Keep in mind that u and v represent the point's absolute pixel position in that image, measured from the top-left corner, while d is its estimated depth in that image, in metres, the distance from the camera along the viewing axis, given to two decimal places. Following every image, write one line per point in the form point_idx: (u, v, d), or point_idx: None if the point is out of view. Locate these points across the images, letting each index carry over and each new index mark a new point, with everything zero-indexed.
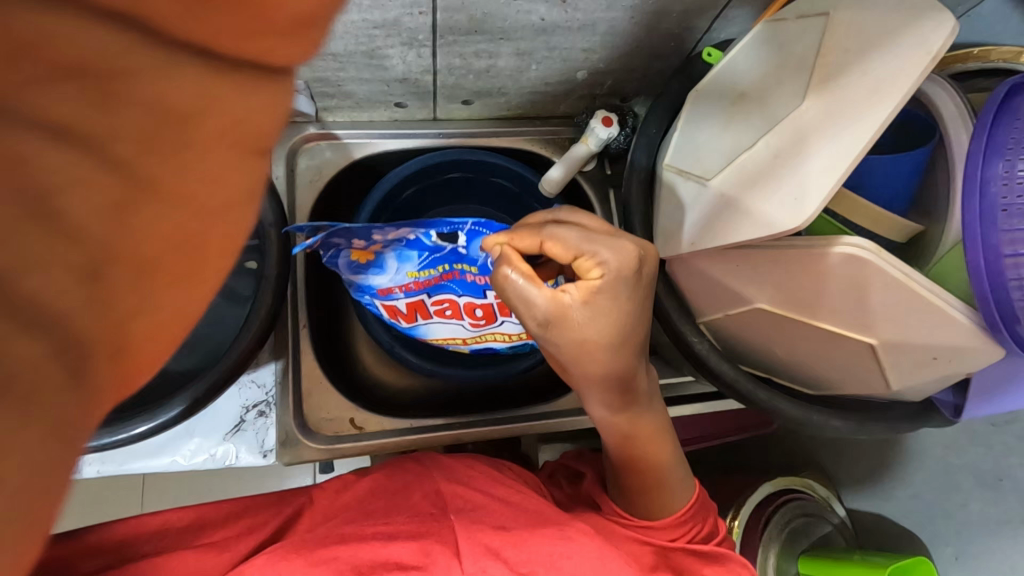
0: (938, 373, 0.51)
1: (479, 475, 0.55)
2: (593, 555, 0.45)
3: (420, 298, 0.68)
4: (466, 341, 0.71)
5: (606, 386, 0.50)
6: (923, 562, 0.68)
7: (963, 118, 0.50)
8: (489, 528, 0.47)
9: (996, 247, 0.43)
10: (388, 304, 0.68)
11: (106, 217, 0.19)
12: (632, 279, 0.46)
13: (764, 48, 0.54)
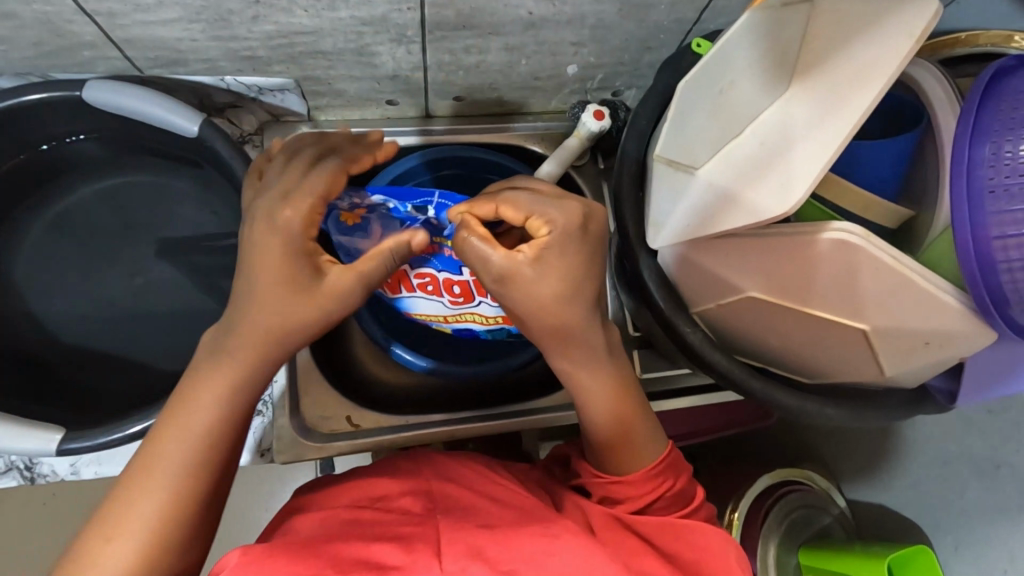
0: (928, 358, 0.51)
1: (470, 474, 0.55)
2: (577, 552, 0.45)
3: (403, 268, 0.65)
4: (447, 318, 0.69)
5: (569, 341, 0.51)
6: (923, 551, 0.68)
7: (951, 101, 0.50)
8: (473, 527, 0.47)
9: (985, 229, 0.43)
10: (372, 271, 0.64)
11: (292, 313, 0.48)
12: (580, 234, 0.48)
13: (755, 33, 0.51)
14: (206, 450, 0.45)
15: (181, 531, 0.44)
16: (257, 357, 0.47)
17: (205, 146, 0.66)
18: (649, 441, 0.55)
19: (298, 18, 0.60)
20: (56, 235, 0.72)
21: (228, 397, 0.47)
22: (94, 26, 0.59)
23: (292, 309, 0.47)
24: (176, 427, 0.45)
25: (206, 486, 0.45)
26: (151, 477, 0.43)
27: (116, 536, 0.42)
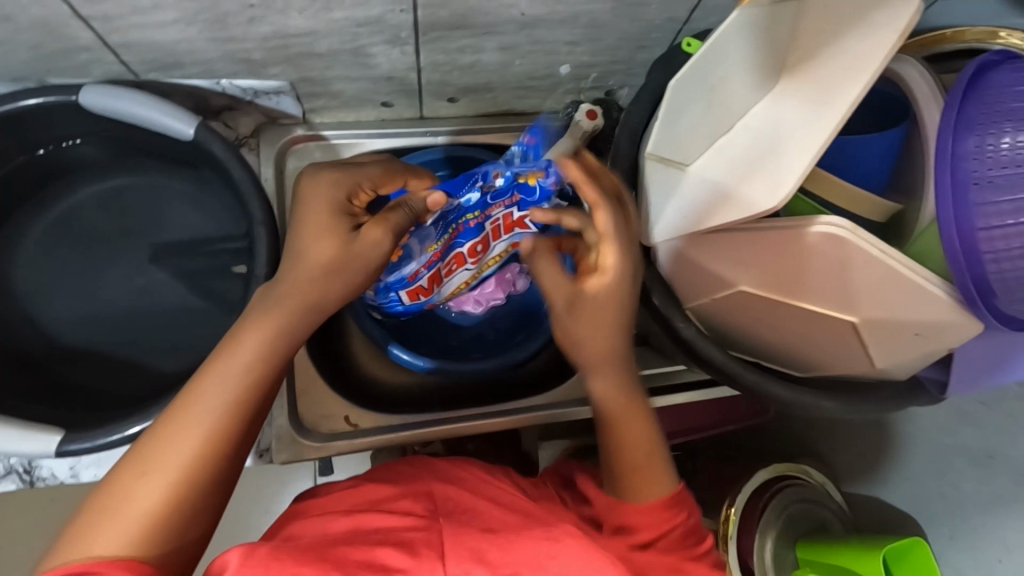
0: (919, 348, 0.52)
1: (469, 476, 0.56)
2: (578, 556, 0.44)
3: (438, 268, 0.67)
4: (469, 282, 0.68)
5: (610, 363, 0.54)
6: (918, 543, 0.69)
7: (935, 96, 0.52)
8: (476, 532, 0.47)
9: (970, 221, 0.44)
10: (413, 286, 0.67)
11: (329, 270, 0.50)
12: (632, 282, 0.52)
13: (750, 33, 0.51)
14: (249, 395, 0.45)
15: (208, 483, 0.42)
16: (302, 304, 0.49)
17: (202, 148, 0.67)
18: (669, 471, 0.55)
19: (294, 19, 0.61)
20: (55, 238, 0.73)
21: (267, 351, 0.47)
22: (91, 30, 0.60)
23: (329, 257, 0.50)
24: (217, 371, 0.45)
25: (237, 439, 0.44)
26: (188, 419, 0.43)
27: (147, 473, 0.41)
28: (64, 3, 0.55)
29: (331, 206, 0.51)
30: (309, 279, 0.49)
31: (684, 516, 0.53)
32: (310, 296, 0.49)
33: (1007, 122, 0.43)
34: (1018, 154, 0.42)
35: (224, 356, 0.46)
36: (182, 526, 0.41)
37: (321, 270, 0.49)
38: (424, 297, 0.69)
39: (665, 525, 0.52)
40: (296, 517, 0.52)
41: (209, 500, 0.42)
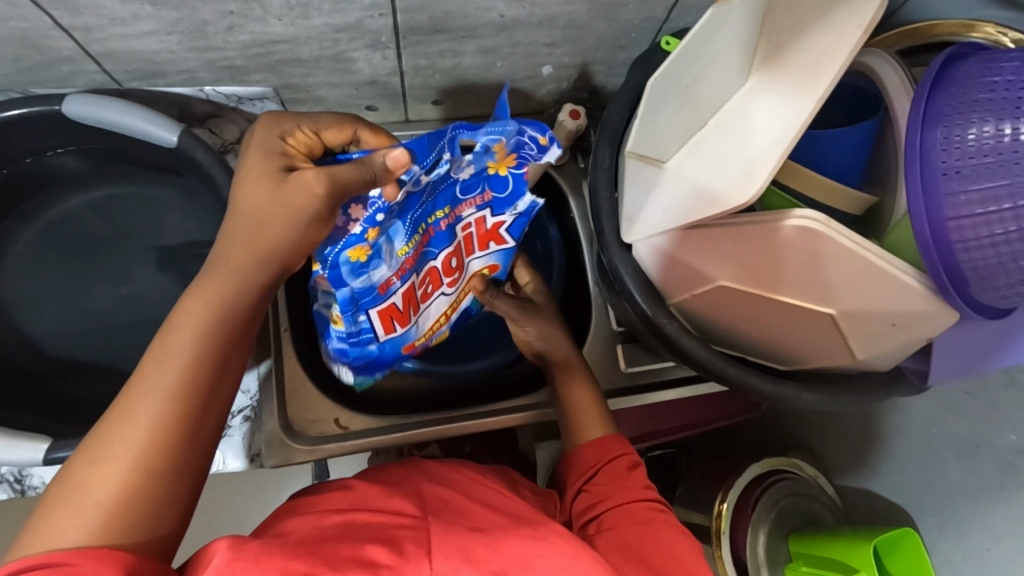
0: (897, 339, 0.53)
1: (462, 478, 0.57)
2: (564, 556, 0.46)
3: (411, 282, 0.65)
4: (451, 308, 0.71)
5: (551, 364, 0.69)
6: (909, 533, 0.69)
7: (906, 87, 0.52)
8: (464, 531, 0.47)
9: (940, 211, 0.44)
10: (386, 303, 0.64)
11: (264, 215, 0.49)
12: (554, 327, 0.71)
13: (732, 27, 0.52)
14: (198, 367, 0.43)
15: (169, 468, 0.40)
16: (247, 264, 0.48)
17: (186, 155, 0.67)
18: (611, 425, 0.63)
19: (273, 27, 0.61)
20: (43, 248, 0.73)
21: (216, 323, 0.45)
22: (71, 40, 0.60)
23: (265, 203, 0.49)
24: (163, 352, 0.43)
25: (193, 418, 0.42)
26: (135, 403, 0.41)
27: (100, 462, 0.39)
28: (44, 14, 0.55)
29: (266, 153, 0.51)
30: (250, 230, 0.49)
31: (628, 450, 0.60)
32: (252, 253, 0.48)
33: (973, 113, 0.43)
34: (986, 144, 0.42)
35: (170, 337, 0.43)
36: (144, 514, 0.39)
37: (262, 220, 0.49)
38: (400, 329, 0.67)
39: (607, 457, 0.59)
40: (287, 512, 0.52)
41: (176, 483, 0.40)
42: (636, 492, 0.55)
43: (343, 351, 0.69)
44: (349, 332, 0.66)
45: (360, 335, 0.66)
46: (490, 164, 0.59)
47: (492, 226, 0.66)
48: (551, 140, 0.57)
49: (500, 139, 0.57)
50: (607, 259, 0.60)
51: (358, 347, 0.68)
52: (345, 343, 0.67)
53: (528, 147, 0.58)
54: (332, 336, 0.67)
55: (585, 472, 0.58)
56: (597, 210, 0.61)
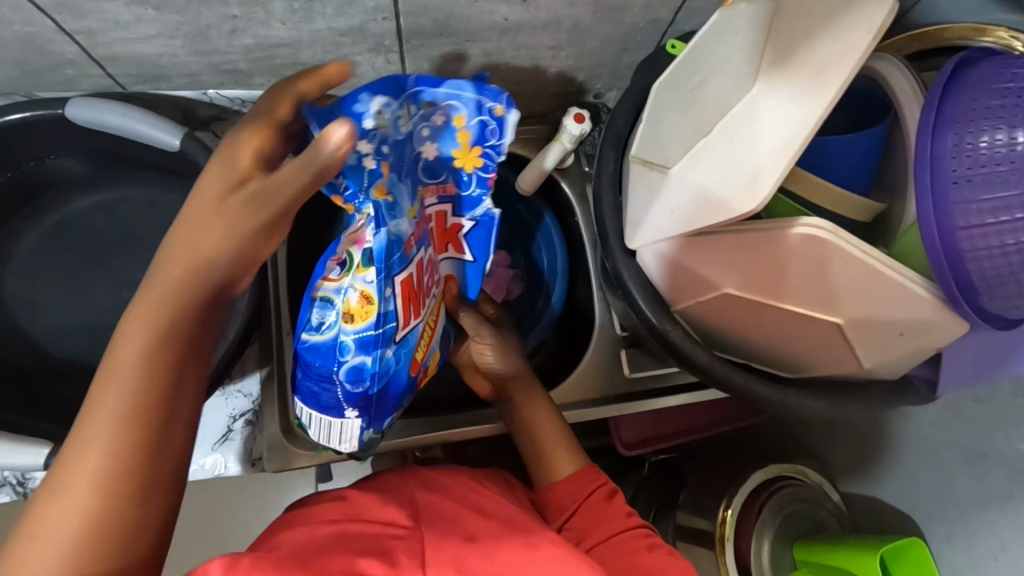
0: (904, 348, 0.52)
1: (456, 484, 0.56)
2: (556, 563, 0.45)
3: (416, 260, 0.53)
4: (435, 312, 0.61)
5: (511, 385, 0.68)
6: (915, 543, 0.69)
7: (916, 93, 0.51)
8: (456, 540, 0.47)
9: (951, 220, 0.43)
10: (406, 277, 0.52)
11: (216, 222, 0.38)
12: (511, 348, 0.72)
13: (733, 32, 0.53)
14: (148, 388, 0.37)
15: (143, 486, 0.36)
16: (198, 264, 0.38)
17: (188, 159, 0.67)
18: (580, 455, 0.62)
19: (276, 30, 0.61)
20: (47, 251, 0.73)
21: (168, 332, 0.38)
22: (75, 45, 0.60)
23: (222, 216, 0.38)
24: (123, 352, 0.37)
25: (154, 444, 0.36)
26: (96, 417, 0.36)
27: (59, 494, 0.34)
28: (47, 18, 0.55)
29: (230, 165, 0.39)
30: (201, 237, 0.38)
31: (604, 480, 0.59)
32: (199, 255, 0.38)
33: (985, 121, 0.42)
34: (999, 152, 0.42)
35: (129, 336, 0.37)
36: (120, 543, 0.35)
37: (213, 228, 0.38)
38: (416, 322, 0.55)
39: (585, 491, 0.58)
40: (284, 523, 0.52)
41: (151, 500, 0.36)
42: (618, 523, 0.55)
43: (353, 379, 0.52)
44: (372, 325, 0.50)
45: (381, 337, 0.51)
46: (454, 151, 0.54)
47: (452, 225, 0.61)
48: (508, 107, 0.51)
49: (457, 111, 0.51)
50: (610, 264, 0.59)
51: (375, 360, 0.51)
52: (353, 356, 0.51)
53: (488, 124, 0.52)
54: (337, 356, 0.51)
55: (564, 512, 0.57)
56: (601, 215, 0.60)
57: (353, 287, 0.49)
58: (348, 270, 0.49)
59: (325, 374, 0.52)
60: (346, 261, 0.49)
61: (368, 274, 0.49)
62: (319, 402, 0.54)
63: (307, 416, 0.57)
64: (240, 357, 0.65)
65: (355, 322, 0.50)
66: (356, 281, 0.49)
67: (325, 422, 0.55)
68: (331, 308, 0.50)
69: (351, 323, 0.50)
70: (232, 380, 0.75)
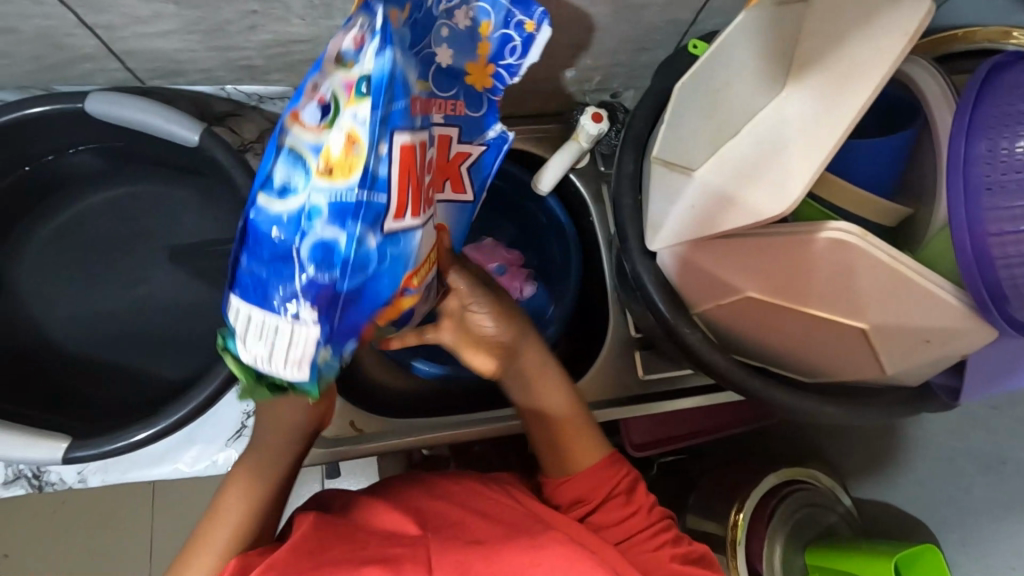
0: (928, 354, 0.51)
1: (459, 489, 0.55)
2: (561, 562, 0.44)
3: (407, 138, 0.38)
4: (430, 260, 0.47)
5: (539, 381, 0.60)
6: (930, 549, 0.67)
7: (946, 96, 0.51)
8: (463, 547, 0.47)
9: (983, 226, 0.43)
10: (405, 146, 0.37)
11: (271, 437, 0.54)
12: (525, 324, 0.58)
13: (760, 35, 0.53)
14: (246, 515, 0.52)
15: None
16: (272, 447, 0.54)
17: (206, 154, 0.66)
18: (603, 444, 0.60)
19: (295, 27, 0.61)
20: (63, 247, 0.74)
21: (262, 468, 0.54)
22: (95, 39, 0.60)
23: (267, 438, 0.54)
24: (243, 483, 0.53)
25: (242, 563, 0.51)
26: (215, 530, 0.51)
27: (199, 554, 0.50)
28: (67, 12, 0.55)
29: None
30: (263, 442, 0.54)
31: (625, 471, 0.58)
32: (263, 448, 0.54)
33: (1020, 126, 0.42)
34: None
35: (252, 471, 0.54)
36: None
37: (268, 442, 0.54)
38: (411, 223, 0.39)
39: (608, 486, 0.57)
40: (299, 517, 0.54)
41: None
42: (640, 520, 0.55)
43: (319, 261, 0.36)
44: (355, 187, 0.34)
45: (371, 212, 0.36)
46: (477, 54, 0.48)
47: (455, 155, 0.50)
48: (541, 22, 0.48)
49: (485, 14, 0.48)
50: (629, 265, 0.59)
51: (352, 242, 0.35)
52: (327, 232, 0.35)
53: (512, 40, 0.49)
54: (302, 223, 0.35)
55: (585, 504, 0.56)
56: (620, 217, 0.60)
57: (340, 125, 0.34)
58: (329, 107, 0.35)
59: (280, 259, 0.36)
60: (326, 95, 0.35)
61: (361, 110, 0.34)
62: (264, 299, 0.37)
63: (244, 317, 0.38)
64: None
65: (337, 179, 0.34)
66: (345, 115, 0.34)
67: (275, 325, 0.37)
68: (297, 155, 0.35)
69: (325, 180, 0.35)
70: None
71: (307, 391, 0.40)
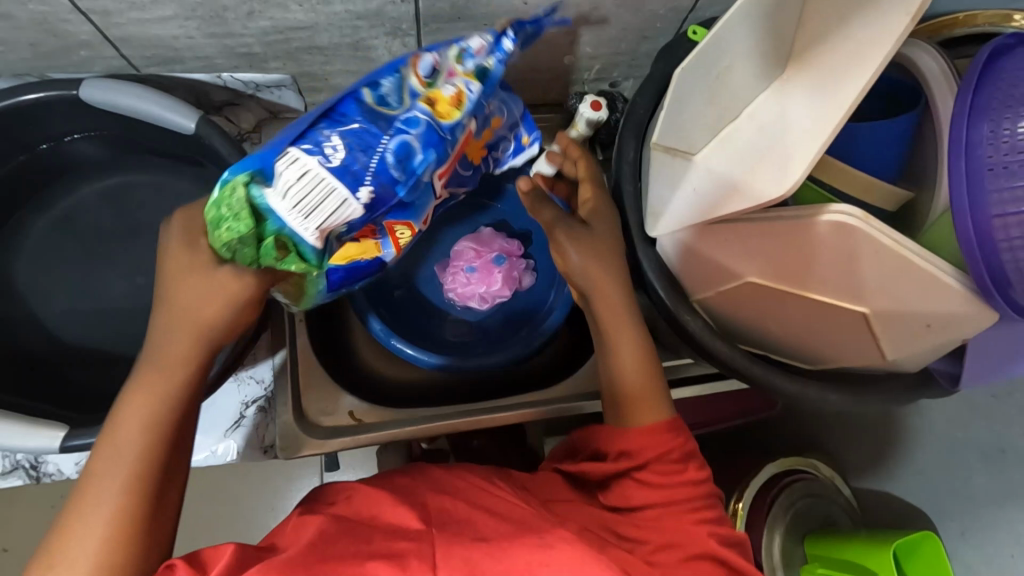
0: (929, 340, 0.51)
1: (466, 485, 0.55)
2: (570, 565, 0.44)
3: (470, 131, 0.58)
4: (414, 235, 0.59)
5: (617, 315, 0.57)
6: (930, 537, 0.67)
7: (948, 79, 0.51)
8: (468, 542, 0.47)
9: (985, 208, 0.43)
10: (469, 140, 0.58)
11: (181, 331, 0.47)
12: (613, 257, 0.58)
13: (757, 22, 0.49)
14: (155, 423, 0.45)
15: (142, 536, 0.43)
16: (187, 339, 0.47)
17: (203, 142, 0.66)
18: (665, 406, 0.55)
19: (293, 13, 0.60)
20: (59, 236, 0.73)
21: (172, 371, 0.47)
22: (90, 25, 0.59)
23: (177, 331, 0.47)
24: (142, 395, 0.45)
25: (157, 482, 0.44)
26: (114, 441, 0.44)
27: (98, 483, 0.43)
28: None
29: (191, 237, 0.48)
30: (172, 339, 0.47)
31: (684, 438, 0.54)
32: (173, 344, 0.47)
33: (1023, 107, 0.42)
34: None
35: (153, 383, 0.46)
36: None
37: (177, 336, 0.47)
38: (437, 185, 0.58)
39: (661, 450, 0.53)
40: (306, 512, 0.53)
41: (156, 556, 0.44)
42: (687, 490, 0.52)
43: (396, 156, 0.52)
44: (445, 129, 0.54)
45: (441, 151, 0.54)
46: (487, 129, 0.63)
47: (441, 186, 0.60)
48: (535, 139, 0.69)
49: (501, 116, 0.64)
50: (631, 252, 0.60)
51: (422, 163, 0.53)
52: (414, 141, 0.52)
53: (512, 141, 0.69)
54: (398, 125, 0.52)
55: (631, 461, 0.54)
56: (620, 204, 0.60)
57: (453, 83, 0.55)
58: (439, 76, 0.55)
59: (365, 141, 0.50)
60: (439, 67, 0.55)
61: (472, 86, 0.55)
62: (331, 159, 0.48)
63: (300, 167, 0.47)
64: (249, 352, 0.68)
65: (437, 113, 0.54)
66: (461, 81, 0.55)
67: (330, 187, 0.48)
68: (402, 85, 0.54)
69: (427, 108, 0.53)
70: (244, 366, 0.75)
71: (305, 256, 0.49)
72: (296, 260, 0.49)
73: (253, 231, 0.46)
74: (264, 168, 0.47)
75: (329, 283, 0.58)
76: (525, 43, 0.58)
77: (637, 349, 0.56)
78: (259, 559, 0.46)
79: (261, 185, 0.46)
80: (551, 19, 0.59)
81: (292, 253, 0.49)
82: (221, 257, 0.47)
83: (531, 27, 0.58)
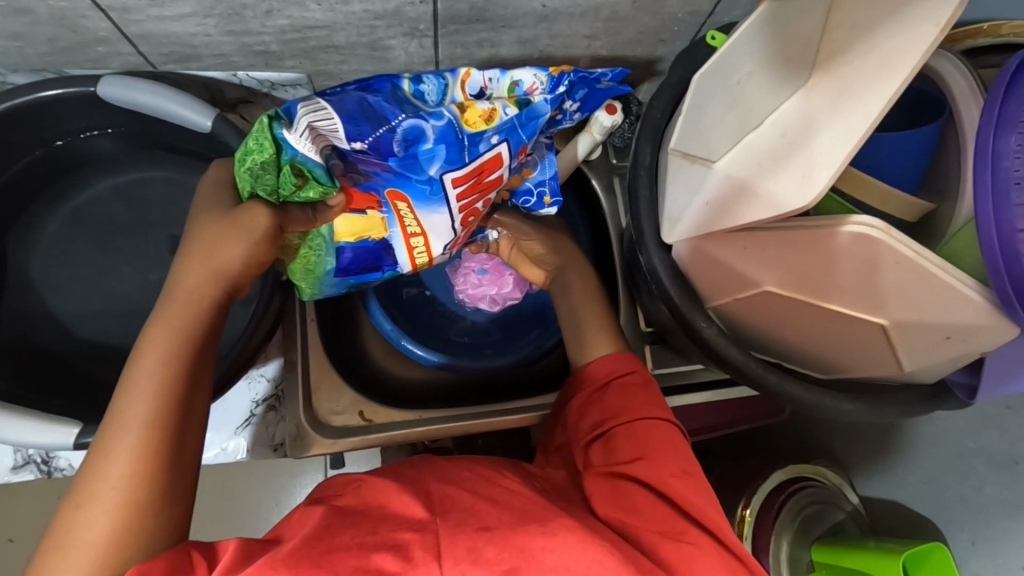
0: (950, 352, 0.51)
1: (472, 476, 0.54)
2: (575, 552, 0.45)
3: (501, 149, 0.58)
4: (433, 258, 0.65)
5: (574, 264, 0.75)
6: (939, 549, 0.66)
7: (974, 92, 0.51)
8: (471, 532, 0.46)
9: (1010, 222, 0.42)
10: (494, 155, 0.57)
11: (200, 269, 0.52)
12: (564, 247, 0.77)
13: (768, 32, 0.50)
14: (171, 372, 0.49)
15: (161, 477, 0.46)
16: (209, 275, 0.52)
17: (219, 140, 0.66)
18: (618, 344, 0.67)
19: (312, 11, 0.60)
20: (71, 232, 0.73)
21: (188, 305, 0.52)
22: (108, 22, 0.59)
23: (195, 266, 0.52)
24: (164, 324, 0.50)
25: (172, 424, 0.48)
26: (132, 377, 0.48)
27: (122, 421, 0.47)
28: None
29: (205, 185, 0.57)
30: (185, 272, 0.53)
31: (640, 368, 0.64)
32: (189, 281, 0.52)
33: None
34: None
35: (175, 319, 0.51)
36: (147, 540, 0.45)
37: (190, 275, 0.52)
38: (455, 194, 0.58)
39: (626, 370, 0.63)
40: (313, 504, 0.53)
41: (167, 507, 0.46)
42: (649, 409, 0.59)
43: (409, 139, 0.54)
44: (465, 137, 0.55)
45: (454, 151, 0.56)
46: (516, 176, 0.67)
47: (471, 212, 0.62)
48: (557, 202, 0.70)
49: (535, 167, 0.68)
50: (644, 258, 0.58)
51: (429, 149, 0.55)
52: (428, 130, 0.54)
53: (533, 196, 0.69)
54: (421, 112, 0.54)
55: (594, 385, 0.63)
56: (636, 207, 0.59)
57: (491, 101, 0.57)
58: (485, 97, 0.58)
59: (383, 112, 0.53)
60: (488, 90, 0.58)
61: (510, 109, 0.57)
62: (344, 107, 0.51)
63: (316, 109, 0.51)
64: (264, 348, 0.67)
65: (464, 118, 0.55)
66: (499, 101, 0.57)
67: (333, 125, 0.51)
68: (445, 90, 0.57)
69: (456, 110, 0.55)
70: (254, 365, 0.75)
71: (319, 181, 0.53)
72: (313, 186, 0.53)
73: (272, 158, 0.51)
74: (289, 111, 0.51)
75: (340, 263, 0.62)
76: (582, 102, 0.61)
77: (606, 339, 0.67)
78: (263, 551, 0.46)
79: (282, 124, 0.50)
80: (611, 82, 0.61)
81: (308, 178, 0.53)
82: (245, 193, 0.54)
83: (589, 89, 0.60)
